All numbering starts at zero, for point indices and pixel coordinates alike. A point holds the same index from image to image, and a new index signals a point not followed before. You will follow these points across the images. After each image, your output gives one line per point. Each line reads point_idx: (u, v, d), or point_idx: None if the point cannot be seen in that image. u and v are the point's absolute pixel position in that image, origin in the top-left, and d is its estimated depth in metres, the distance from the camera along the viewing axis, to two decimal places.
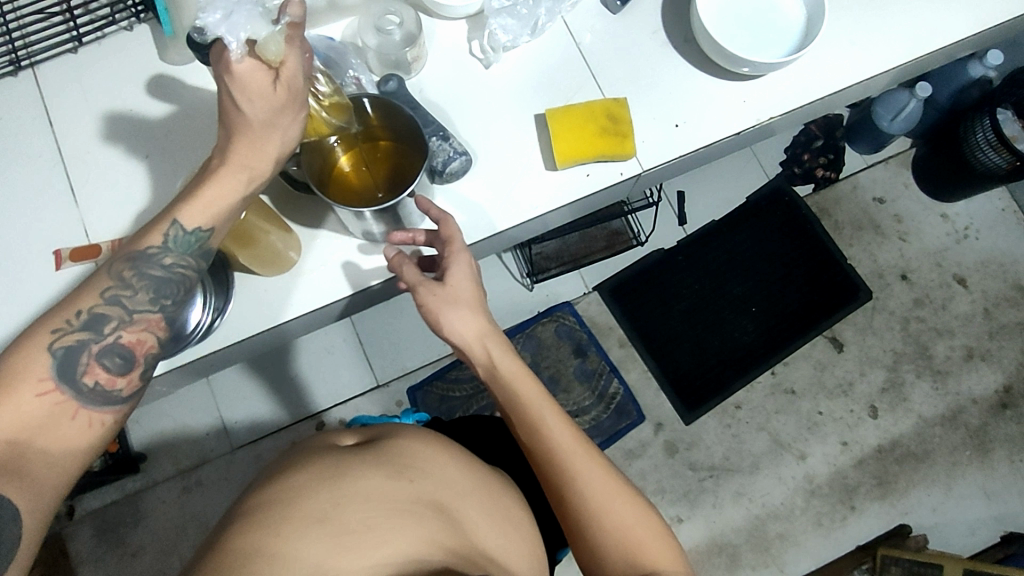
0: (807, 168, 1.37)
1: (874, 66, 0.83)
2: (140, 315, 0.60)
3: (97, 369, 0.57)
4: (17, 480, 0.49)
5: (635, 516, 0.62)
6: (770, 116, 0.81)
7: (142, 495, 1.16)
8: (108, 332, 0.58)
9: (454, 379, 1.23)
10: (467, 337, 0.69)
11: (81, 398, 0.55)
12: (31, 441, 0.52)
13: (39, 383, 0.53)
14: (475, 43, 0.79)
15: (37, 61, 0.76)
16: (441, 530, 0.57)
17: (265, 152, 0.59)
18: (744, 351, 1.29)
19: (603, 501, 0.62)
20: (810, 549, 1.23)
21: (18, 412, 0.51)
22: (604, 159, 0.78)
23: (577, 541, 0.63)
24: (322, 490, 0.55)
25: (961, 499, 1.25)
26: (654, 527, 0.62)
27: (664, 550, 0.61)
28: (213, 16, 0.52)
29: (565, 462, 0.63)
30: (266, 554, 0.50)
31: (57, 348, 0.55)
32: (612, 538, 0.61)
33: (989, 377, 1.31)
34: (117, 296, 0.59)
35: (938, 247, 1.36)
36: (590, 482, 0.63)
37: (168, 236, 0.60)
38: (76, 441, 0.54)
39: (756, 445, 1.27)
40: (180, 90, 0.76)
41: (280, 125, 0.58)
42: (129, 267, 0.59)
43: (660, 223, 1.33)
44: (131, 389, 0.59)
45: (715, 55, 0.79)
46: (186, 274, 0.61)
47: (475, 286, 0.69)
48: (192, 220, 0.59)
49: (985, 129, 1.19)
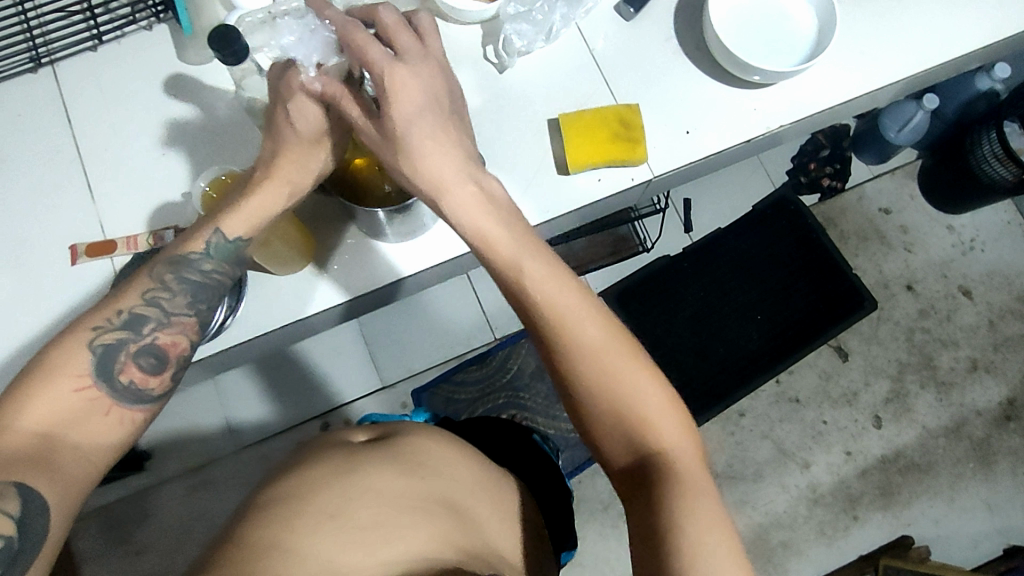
0: (813, 177, 1.37)
1: (883, 77, 0.84)
2: (177, 318, 0.62)
3: (133, 368, 0.58)
4: (47, 472, 0.49)
5: (641, 386, 0.55)
6: (779, 125, 0.82)
7: (152, 490, 1.13)
8: (146, 332, 0.60)
9: (460, 382, 1.22)
10: (449, 186, 0.59)
11: (116, 395, 0.56)
12: (64, 434, 0.51)
13: (78, 378, 0.54)
14: (489, 48, 0.80)
15: (57, 59, 0.77)
16: (450, 528, 0.57)
17: (293, 163, 0.63)
18: (748, 360, 1.27)
19: (602, 362, 0.55)
20: (813, 559, 1.23)
21: (55, 404, 0.52)
22: (616, 164, 0.79)
23: (576, 412, 0.57)
24: (332, 487, 0.56)
25: (965, 511, 1.25)
26: (661, 399, 0.56)
27: (677, 426, 0.55)
28: (291, 39, 0.61)
29: (560, 329, 0.56)
30: (278, 548, 0.50)
31: (97, 345, 0.56)
32: (613, 409, 0.55)
33: (993, 389, 1.31)
34: (156, 298, 0.61)
35: (944, 258, 1.37)
36: (586, 342, 0.56)
37: (209, 242, 0.62)
38: (106, 437, 0.54)
39: (760, 453, 1.27)
40: (197, 90, 0.77)
41: (325, 144, 0.63)
42: (170, 271, 0.62)
43: (667, 230, 1.33)
44: (162, 389, 0.60)
45: (726, 63, 0.80)
46: (223, 280, 0.64)
47: (422, 101, 0.57)
48: (233, 229, 0.62)
49: (991, 142, 1.21)
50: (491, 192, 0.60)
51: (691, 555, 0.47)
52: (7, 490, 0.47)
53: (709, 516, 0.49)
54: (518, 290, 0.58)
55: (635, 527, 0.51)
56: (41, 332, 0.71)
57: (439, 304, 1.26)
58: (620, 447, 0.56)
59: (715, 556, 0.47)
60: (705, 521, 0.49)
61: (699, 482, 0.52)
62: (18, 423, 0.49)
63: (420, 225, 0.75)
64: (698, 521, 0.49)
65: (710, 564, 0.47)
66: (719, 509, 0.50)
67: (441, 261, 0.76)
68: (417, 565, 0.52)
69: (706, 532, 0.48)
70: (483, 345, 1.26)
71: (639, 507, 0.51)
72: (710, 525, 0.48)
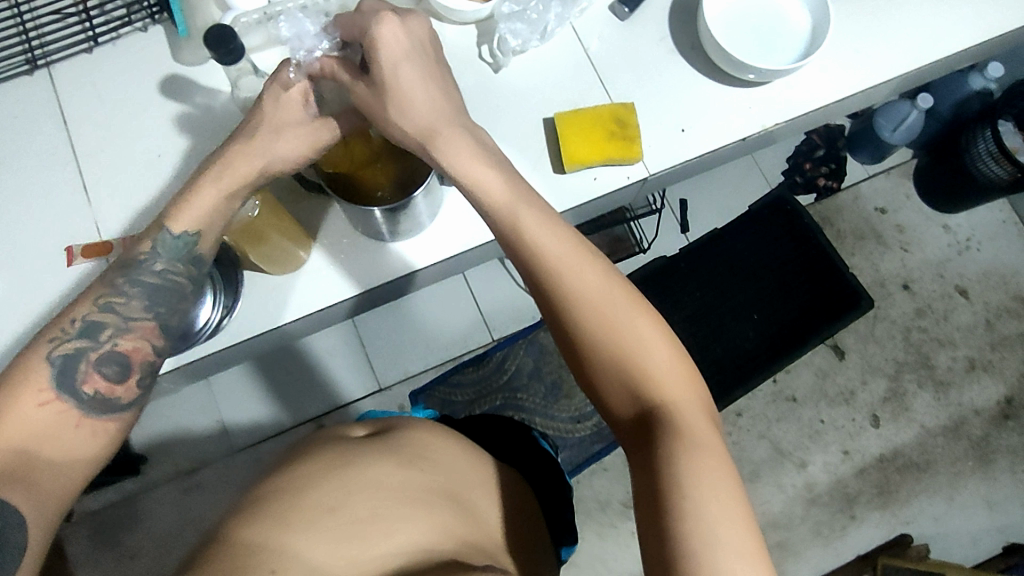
0: (809, 177, 1.38)
1: (878, 76, 0.84)
2: (136, 323, 0.61)
3: (96, 378, 0.58)
4: (22, 486, 0.49)
5: (645, 341, 0.53)
6: (775, 123, 0.82)
7: (143, 496, 1.15)
8: (104, 340, 0.59)
9: (456, 384, 1.21)
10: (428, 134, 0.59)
11: (82, 407, 0.56)
12: (39, 450, 0.52)
13: (40, 393, 0.54)
14: (484, 47, 0.80)
15: (52, 60, 0.77)
16: (451, 519, 0.57)
17: (255, 158, 0.61)
18: (745, 359, 1.27)
19: (600, 306, 0.54)
20: (810, 558, 1.23)
21: (26, 422, 0.52)
22: (610, 163, 0.79)
23: (580, 371, 0.55)
24: (329, 481, 0.56)
25: (964, 510, 1.25)
26: (667, 355, 0.53)
27: (680, 379, 0.53)
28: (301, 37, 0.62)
29: (562, 285, 0.55)
30: (272, 546, 0.49)
31: (55, 357, 0.56)
32: (614, 363, 0.53)
33: (991, 388, 1.31)
34: (110, 303, 0.60)
35: (941, 257, 1.37)
36: (583, 286, 0.55)
37: (157, 242, 0.61)
38: (83, 450, 0.55)
39: (757, 453, 1.27)
40: (192, 91, 0.77)
41: (286, 140, 0.61)
42: (122, 276, 0.61)
43: (663, 231, 1.35)
44: (130, 396, 0.60)
45: (721, 62, 0.80)
46: (178, 280, 0.63)
47: (415, 59, 0.58)
48: (180, 224, 0.61)
49: (986, 140, 1.21)
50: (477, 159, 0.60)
51: (694, 517, 0.45)
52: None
53: (713, 476, 0.46)
54: (516, 237, 0.57)
55: (638, 489, 0.49)
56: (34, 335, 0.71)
57: (436, 305, 1.26)
58: (625, 407, 0.53)
59: (719, 520, 0.44)
60: (709, 482, 0.46)
61: (705, 441, 0.49)
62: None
63: (417, 225, 0.75)
64: (701, 482, 0.46)
65: (713, 527, 0.44)
66: (725, 470, 0.47)
67: (437, 260, 0.77)
68: (417, 559, 0.52)
69: (709, 492, 0.46)
70: (480, 346, 1.26)
71: (643, 467, 0.49)
72: (715, 486, 0.46)
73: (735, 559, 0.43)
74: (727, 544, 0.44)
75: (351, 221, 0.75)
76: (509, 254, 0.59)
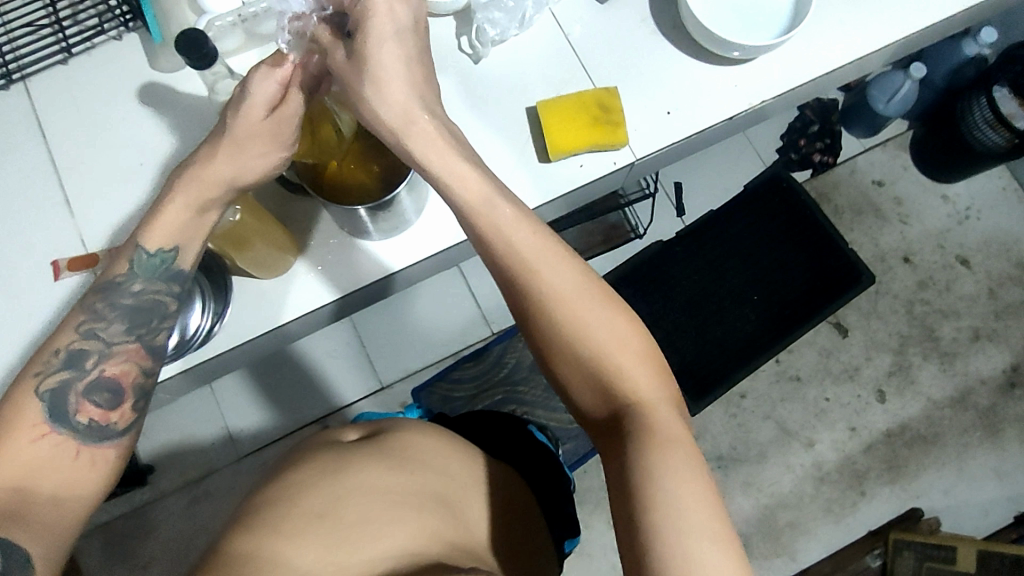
0: (804, 153, 1.36)
1: (864, 47, 0.83)
2: (119, 346, 0.60)
3: (89, 407, 0.57)
4: (21, 524, 0.48)
5: (617, 335, 0.53)
6: (761, 100, 0.81)
7: (152, 505, 1.16)
8: (90, 367, 0.59)
9: (456, 380, 1.20)
10: (404, 122, 0.58)
11: (78, 437, 0.55)
12: (37, 486, 0.51)
13: (34, 428, 0.54)
14: (463, 38, 0.79)
15: (28, 74, 0.76)
16: (438, 522, 0.57)
17: (222, 166, 0.59)
18: (747, 340, 1.26)
19: (575, 304, 0.53)
20: (822, 537, 1.22)
21: (21, 456, 0.52)
22: (595, 149, 0.78)
23: (555, 371, 0.55)
24: (320, 488, 0.56)
25: (974, 481, 1.24)
26: (638, 350, 0.53)
27: (652, 376, 0.52)
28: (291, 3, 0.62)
29: (534, 281, 0.54)
30: (261, 554, 0.50)
31: (43, 391, 0.56)
32: (589, 361, 0.52)
33: (997, 357, 1.30)
34: (93, 330, 0.60)
35: (941, 228, 1.36)
36: (558, 284, 0.54)
37: (133, 260, 0.61)
38: (84, 482, 0.54)
39: (763, 434, 1.26)
40: (170, 97, 0.76)
41: (248, 149, 0.59)
42: (101, 299, 0.61)
43: (658, 216, 1.34)
44: (126, 421, 0.59)
45: (706, 41, 0.78)
46: (156, 299, 0.62)
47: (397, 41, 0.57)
48: (154, 241, 0.61)
49: (982, 108, 1.19)
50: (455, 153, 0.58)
51: (666, 505, 0.43)
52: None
53: (685, 465, 0.45)
54: (487, 236, 0.56)
55: (611, 483, 0.47)
56: (26, 350, 0.71)
57: (434, 300, 1.26)
58: (600, 404, 0.53)
59: (692, 508, 0.43)
60: (681, 471, 0.45)
61: (676, 434, 0.49)
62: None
63: (403, 221, 0.74)
64: (672, 472, 0.45)
65: (686, 515, 0.43)
66: (696, 461, 0.46)
67: (425, 256, 0.76)
68: (402, 564, 0.52)
69: (682, 481, 0.44)
70: (480, 340, 1.25)
71: (615, 462, 0.48)
72: (689, 476, 0.44)
73: (710, 548, 0.42)
74: (699, 530, 0.42)
75: (333, 217, 0.74)
76: (479, 252, 0.58)
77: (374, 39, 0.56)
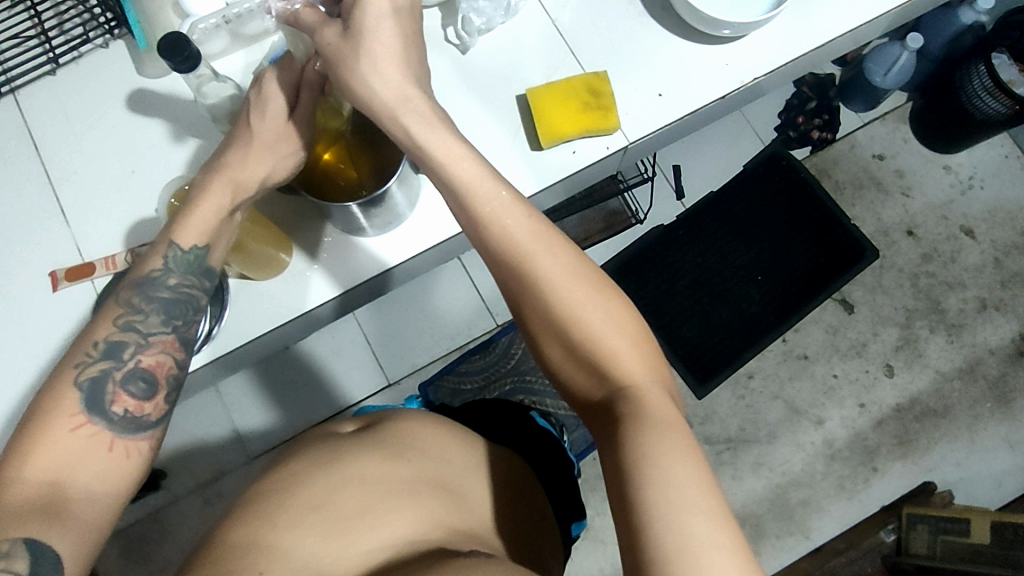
0: (803, 131, 1.34)
1: (857, 18, 0.82)
2: (155, 337, 0.60)
3: (124, 397, 0.56)
4: (57, 523, 0.46)
5: (610, 321, 0.52)
6: (754, 76, 0.80)
7: (165, 510, 1.16)
8: (128, 357, 0.58)
9: (465, 372, 1.17)
10: (401, 111, 0.57)
11: (113, 428, 0.54)
12: (71, 480, 0.49)
13: (71, 418, 0.52)
14: (449, 29, 0.78)
15: (17, 86, 0.76)
16: (439, 509, 0.57)
17: (254, 167, 0.62)
18: (752, 320, 1.26)
19: (567, 290, 0.53)
20: (835, 514, 1.21)
21: (59, 448, 0.50)
22: (588, 134, 0.77)
23: (550, 359, 0.55)
24: (316, 478, 0.56)
25: (986, 452, 1.23)
26: (632, 334, 0.53)
27: (645, 360, 0.52)
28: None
29: (530, 269, 0.54)
30: (260, 545, 0.51)
31: (82, 381, 0.55)
32: (583, 345, 0.52)
33: (1005, 327, 1.29)
34: (130, 322, 0.59)
35: (944, 200, 1.34)
36: (550, 271, 0.53)
37: (168, 257, 0.61)
38: (119, 474, 0.52)
39: (772, 413, 1.25)
40: (158, 102, 0.76)
41: (279, 151, 0.63)
42: (136, 293, 0.60)
43: (658, 199, 1.31)
44: (160, 413, 0.58)
45: (695, 21, 0.78)
46: (192, 292, 0.62)
47: (388, 30, 0.57)
48: (188, 238, 0.61)
49: (981, 75, 1.18)
50: (450, 140, 0.57)
51: (659, 483, 0.42)
52: (17, 547, 0.45)
53: (677, 445, 0.45)
54: (478, 226, 0.56)
55: (605, 463, 0.47)
56: (29, 361, 0.71)
57: (437, 296, 1.26)
58: (595, 388, 0.52)
59: (685, 483, 0.42)
60: (672, 450, 0.44)
61: (669, 415, 0.48)
62: (22, 474, 0.48)
63: (396, 216, 0.74)
64: (664, 451, 0.44)
65: (679, 490, 0.42)
66: (691, 441, 0.46)
67: (421, 249, 0.76)
68: (403, 551, 0.52)
69: (675, 460, 0.44)
70: (485, 333, 1.25)
71: (608, 444, 0.48)
72: (681, 454, 0.44)
73: (703, 522, 0.41)
74: (694, 506, 0.41)
75: (330, 220, 0.74)
76: (474, 243, 0.58)
77: (373, 17, 0.57)
